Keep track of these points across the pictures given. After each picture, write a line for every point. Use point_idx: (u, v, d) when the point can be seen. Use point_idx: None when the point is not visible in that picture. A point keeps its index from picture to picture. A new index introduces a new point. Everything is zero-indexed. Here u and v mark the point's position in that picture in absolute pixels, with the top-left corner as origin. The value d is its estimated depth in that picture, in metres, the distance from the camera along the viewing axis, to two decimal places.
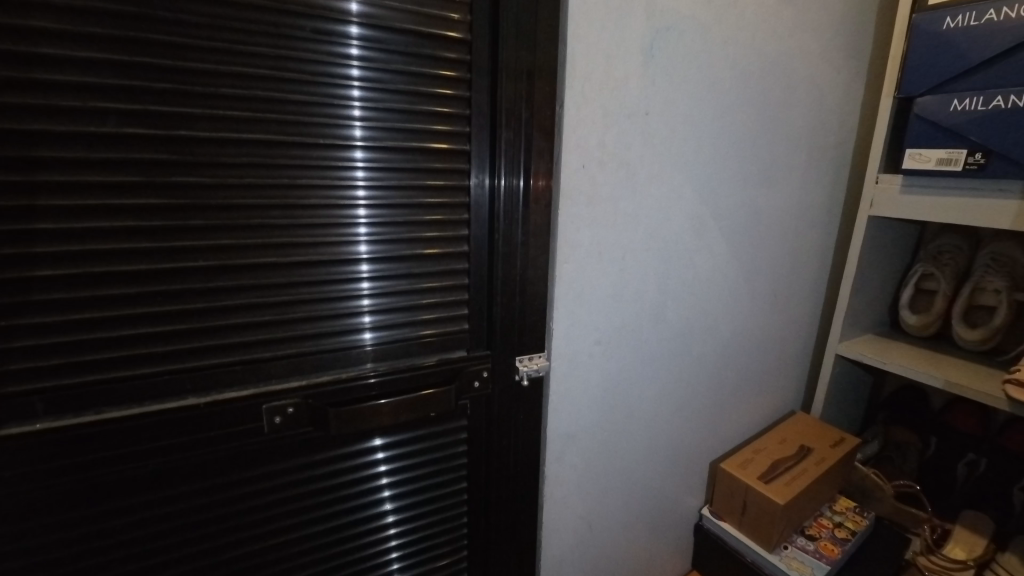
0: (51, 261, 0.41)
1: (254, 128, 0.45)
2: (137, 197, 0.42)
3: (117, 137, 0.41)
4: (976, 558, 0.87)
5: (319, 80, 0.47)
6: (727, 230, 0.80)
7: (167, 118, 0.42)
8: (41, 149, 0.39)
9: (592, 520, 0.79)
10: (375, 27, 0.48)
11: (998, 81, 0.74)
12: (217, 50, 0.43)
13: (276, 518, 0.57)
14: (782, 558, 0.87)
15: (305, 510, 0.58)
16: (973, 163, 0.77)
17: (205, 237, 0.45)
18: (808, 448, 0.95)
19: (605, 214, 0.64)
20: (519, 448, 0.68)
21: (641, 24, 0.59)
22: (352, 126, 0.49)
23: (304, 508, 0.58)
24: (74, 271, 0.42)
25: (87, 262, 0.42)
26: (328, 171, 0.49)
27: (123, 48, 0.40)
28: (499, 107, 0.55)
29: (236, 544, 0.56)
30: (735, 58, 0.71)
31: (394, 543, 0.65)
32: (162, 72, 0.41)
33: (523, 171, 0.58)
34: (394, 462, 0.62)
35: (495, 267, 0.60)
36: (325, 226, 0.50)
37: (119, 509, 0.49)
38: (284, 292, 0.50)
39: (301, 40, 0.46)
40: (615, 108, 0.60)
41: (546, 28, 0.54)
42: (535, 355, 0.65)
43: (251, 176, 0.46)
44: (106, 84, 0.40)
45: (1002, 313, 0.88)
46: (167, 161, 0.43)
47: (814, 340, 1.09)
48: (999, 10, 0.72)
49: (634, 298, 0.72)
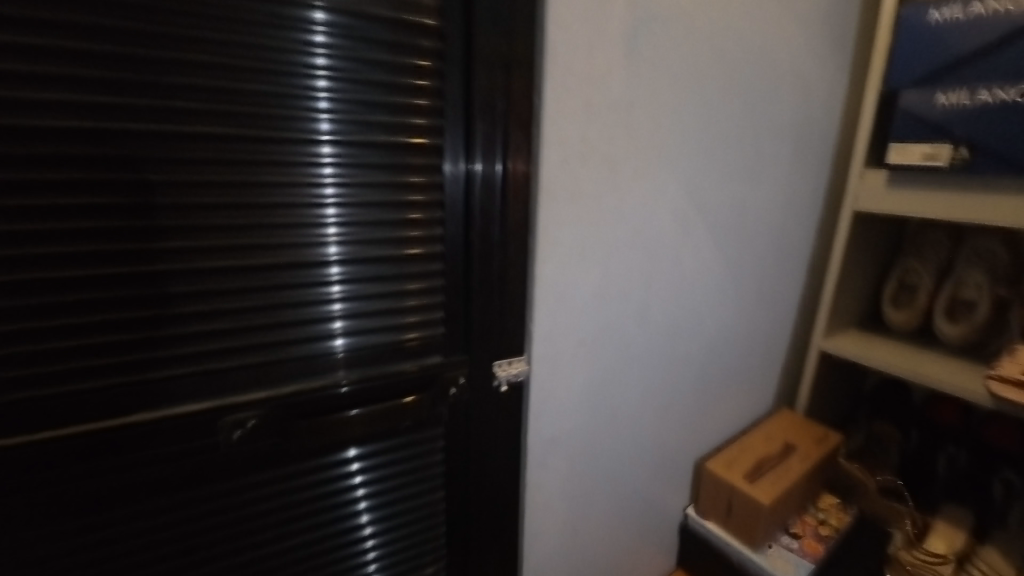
0: None
1: (208, 121, 0.41)
2: (75, 196, 0.39)
3: (49, 130, 0.37)
4: (955, 552, 0.87)
5: (279, 68, 0.43)
6: (713, 226, 0.79)
7: (107, 109, 0.38)
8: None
9: (575, 524, 0.78)
10: (345, 13, 0.45)
11: (983, 74, 0.73)
12: (166, 36, 0.39)
13: (247, 535, 0.54)
14: (766, 557, 0.87)
15: (279, 525, 0.56)
16: (958, 158, 0.76)
17: (156, 241, 0.42)
18: (794, 446, 0.95)
19: (587, 211, 0.62)
20: (501, 455, 0.66)
21: (623, 12, 0.57)
22: (319, 119, 0.46)
23: (279, 523, 0.55)
24: (9, 278, 0.38)
25: (22, 268, 0.38)
26: (294, 167, 0.46)
27: (56, 32, 0.36)
28: (475, 99, 0.52)
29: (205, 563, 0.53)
30: (722, 49, 0.69)
31: (372, 556, 0.63)
32: (102, 59, 0.37)
33: (501, 170, 0.55)
34: (371, 472, 0.60)
35: (472, 268, 0.57)
36: (296, 227, 0.47)
37: (69, 531, 0.45)
38: (253, 297, 0.47)
39: (257, 24, 0.42)
40: (596, 99, 0.58)
41: (523, 14, 0.51)
42: (515, 359, 0.63)
43: (209, 173, 0.42)
44: (38, 72, 0.36)
45: (983, 308, 0.90)
46: (110, 157, 0.39)
47: (799, 336, 1.08)
48: (986, 3, 0.71)
49: (617, 297, 0.70)
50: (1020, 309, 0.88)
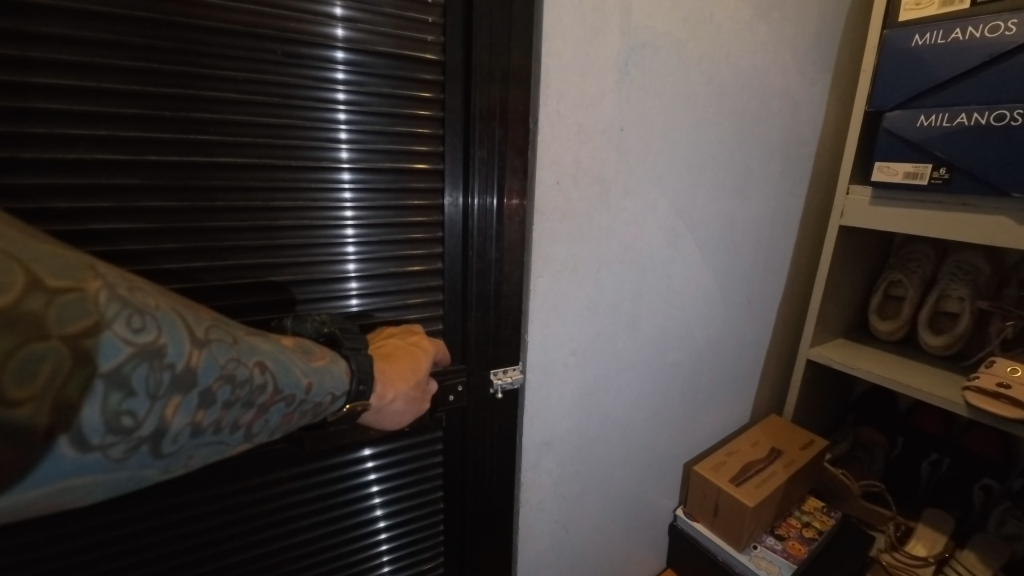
0: None
1: (239, 151, 0.46)
2: (104, 222, 0.42)
3: (84, 163, 0.40)
4: (936, 555, 0.90)
5: (292, 102, 0.47)
6: (702, 242, 0.82)
7: (134, 143, 0.42)
8: (11, 176, 0.38)
9: (567, 524, 0.82)
10: (363, 52, 0.49)
11: (963, 98, 0.76)
12: (196, 76, 0.43)
13: (269, 526, 0.59)
14: (751, 558, 0.90)
15: (299, 517, 0.60)
16: (938, 177, 0.79)
17: (177, 261, 0.45)
18: (779, 450, 0.98)
19: (581, 228, 0.66)
20: (496, 455, 0.70)
21: (616, 42, 0.60)
22: (341, 148, 0.51)
23: (300, 516, 0.60)
24: None
25: None
26: (319, 191, 0.51)
27: (87, 74, 0.39)
28: (473, 125, 0.55)
29: (216, 556, 0.56)
30: (711, 73, 0.72)
31: (384, 547, 0.68)
32: (130, 98, 0.41)
33: (496, 206, 0.59)
34: (383, 470, 0.64)
35: (469, 283, 0.61)
36: (326, 245, 0.53)
37: (94, 527, 0.48)
38: (281, 308, 0.52)
39: (274, 62, 0.45)
40: (590, 125, 0.61)
41: (519, 48, 0.54)
42: (509, 368, 0.67)
43: (243, 199, 0.47)
44: (70, 110, 0.39)
45: (965, 320, 0.92)
46: (137, 185, 0.43)
47: (787, 343, 1.12)
48: (965, 29, 0.74)
49: (609, 309, 0.73)
50: (999, 321, 0.91)
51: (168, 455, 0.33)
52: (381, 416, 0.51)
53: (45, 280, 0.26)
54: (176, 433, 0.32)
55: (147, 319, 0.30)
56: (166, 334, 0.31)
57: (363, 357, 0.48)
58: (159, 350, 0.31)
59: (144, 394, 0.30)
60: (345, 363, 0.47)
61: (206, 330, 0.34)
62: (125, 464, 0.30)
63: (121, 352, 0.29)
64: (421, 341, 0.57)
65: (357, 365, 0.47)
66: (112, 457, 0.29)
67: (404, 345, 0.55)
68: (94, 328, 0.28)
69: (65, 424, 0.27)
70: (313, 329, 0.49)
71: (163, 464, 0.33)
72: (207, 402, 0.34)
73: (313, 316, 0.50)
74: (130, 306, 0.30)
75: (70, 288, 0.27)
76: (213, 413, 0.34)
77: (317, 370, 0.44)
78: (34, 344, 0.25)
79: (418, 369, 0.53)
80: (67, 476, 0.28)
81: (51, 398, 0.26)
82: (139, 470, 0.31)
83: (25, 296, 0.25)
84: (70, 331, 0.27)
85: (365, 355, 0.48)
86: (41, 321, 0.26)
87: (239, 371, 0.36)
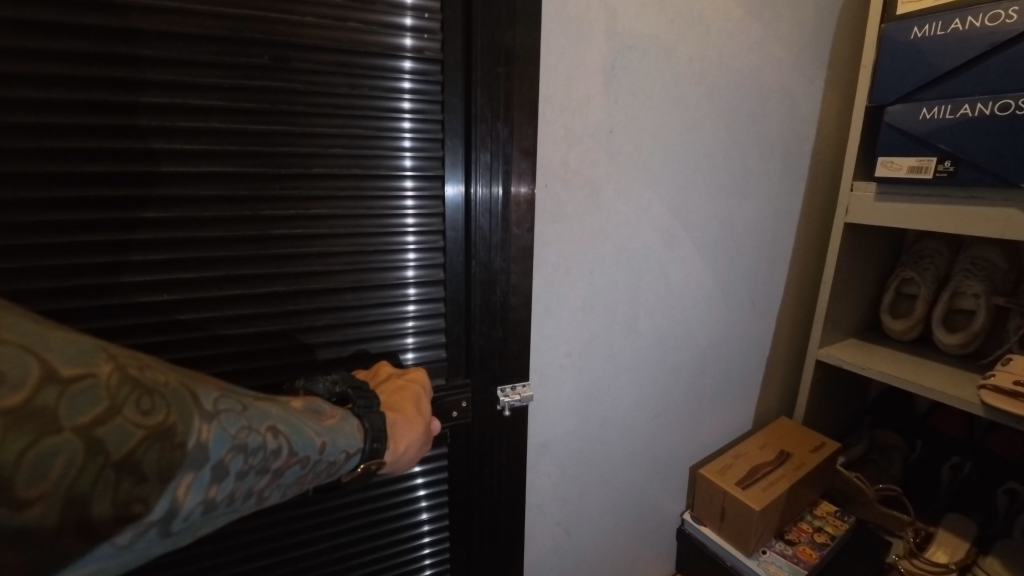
0: (53, 295, 0.43)
1: (227, 161, 0.47)
2: (109, 232, 0.44)
3: (83, 174, 0.43)
4: (957, 561, 0.86)
5: (281, 108, 0.48)
6: (700, 242, 0.82)
7: (128, 155, 0.44)
8: (157, 188, 0.45)
9: (568, 527, 0.82)
10: (360, 53, 0.51)
11: (966, 89, 0.74)
12: (196, 86, 0.45)
13: (320, 526, 0.61)
14: (759, 563, 0.89)
15: (351, 517, 0.63)
16: (943, 171, 0.78)
17: (176, 269, 0.47)
18: (788, 454, 0.96)
19: (571, 231, 0.66)
20: (508, 473, 0.71)
21: (601, 46, 0.61)
22: (329, 157, 0.52)
23: (351, 516, 0.63)
24: (67, 305, 0.44)
25: (78, 295, 0.44)
26: (312, 200, 0.52)
27: (87, 86, 0.41)
28: (474, 126, 0.56)
29: (266, 554, 0.58)
30: (702, 75, 0.72)
31: (427, 550, 0.69)
32: (126, 110, 0.43)
33: (505, 192, 0.59)
34: (431, 474, 0.67)
35: (472, 294, 0.62)
36: (319, 255, 0.53)
37: None
38: (279, 321, 0.53)
39: (260, 68, 0.47)
40: (577, 126, 0.62)
41: (526, 18, 0.54)
42: (520, 386, 0.68)
43: (235, 209, 0.48)
44: (65, 124, 0.41)
45: (981, 317, 0.89)
46: (121, 197, 0.44)
47: (798, 345, 1.10)
48: (964, 19, 0.72)
49: (604, 311, 0.74)
50: (1017, 318, 0.88)
51: (176, 533, 0.30)
52: (398, 463, 0.51)
53: (58, 370, 0.25)
54: (187, 513, 0.30)
55: (155, 399, 0.29)
56: (174, 411, 0.30)
57: (376, 416, 0.47)
58: (165, 432, 0.29)
59: (152, 477, 0.28)
60: (357, 421, 0.46)
61: (216, 402, 0.33)
62: (133, 547, 0.28)
63: (133, 437, 0.27)
64: (415, 378, 0.57)
65: (370, 424, 0.46)
66: (121, 544, 0.27)
67: (402, 387, 0.55)
68: (108, 416, 0.26)
69: (75, 519, 0.25)
70: (324, 391, 0.49)
71: (171, 542, 0.31)
72: (220, 475, 0.32)
73: (322, 379, 0.51)
74: (141, 386, 0.28)
75: (82, 375, 0.25)
76: (226, 486, 0.32)
77: (330, 430, 0.42)
78: (48, 440, 0.24)
79: (422, 410, 0.54)
80: (73, 567, 0.25)
81: (64, 494, 0.24)
82: (147, 550, 0.29)
83: (37, 392, 0.24)
84: (83, 422, 0.25)
85: (378, 414, 0.48)
86: (54, 416, 0.24)
87: (251, 440, 0.34)
